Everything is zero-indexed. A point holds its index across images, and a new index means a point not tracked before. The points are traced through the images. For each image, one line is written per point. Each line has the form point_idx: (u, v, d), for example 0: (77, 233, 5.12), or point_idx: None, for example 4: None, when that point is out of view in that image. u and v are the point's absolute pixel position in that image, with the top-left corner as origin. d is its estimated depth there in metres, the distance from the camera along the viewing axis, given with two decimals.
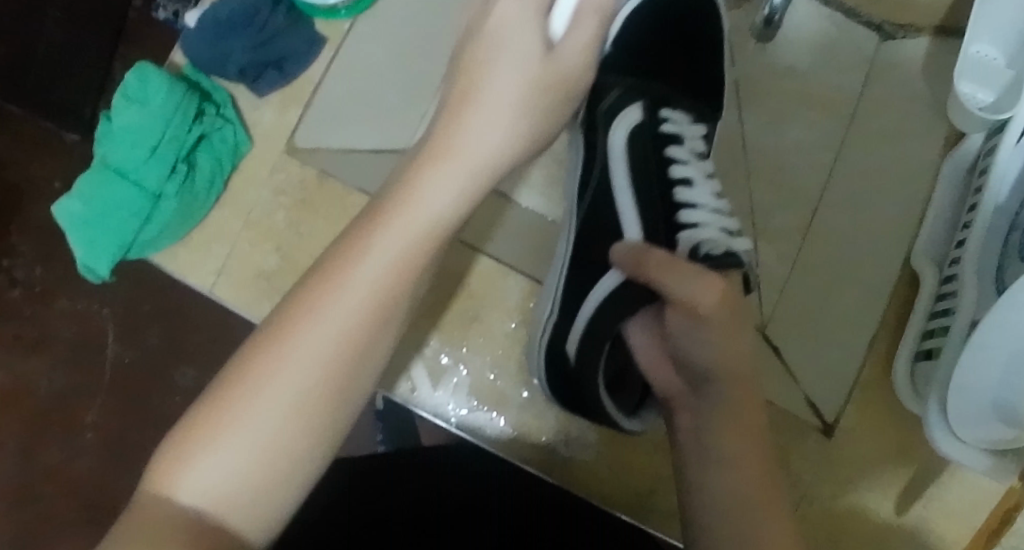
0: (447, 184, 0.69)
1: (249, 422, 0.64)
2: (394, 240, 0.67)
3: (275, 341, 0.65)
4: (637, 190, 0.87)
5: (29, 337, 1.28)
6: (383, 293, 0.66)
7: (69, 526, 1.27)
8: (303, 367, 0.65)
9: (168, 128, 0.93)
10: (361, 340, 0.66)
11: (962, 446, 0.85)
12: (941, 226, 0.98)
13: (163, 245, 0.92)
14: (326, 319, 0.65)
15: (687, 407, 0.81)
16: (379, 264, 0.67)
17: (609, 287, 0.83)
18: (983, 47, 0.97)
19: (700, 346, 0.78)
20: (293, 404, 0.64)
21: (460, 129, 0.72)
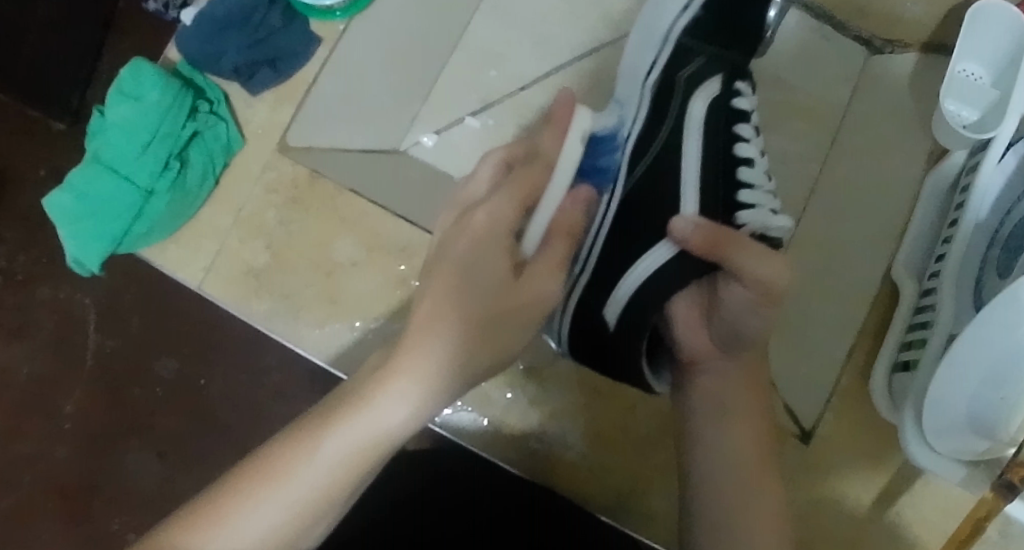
0: (482, 296, 0.71)
1: (273, 495, 0.69)
2: (432, 355, 0.69)
3: (311, 433, 0.69)
4: (705, 159, 0.89)
5: (14, 324, 1.29)
6: (421, 398, 0.70)
7: (47, 514, 1.27)
8: (335, 459, 0.69)
9: (162, 124, 0.93)
10: (392, 436, 0.69)
11: (929, 451, 0.88)
12: (923, 240, 1.00)
13: (154, 240, 0.93)
14: (363, 418, 0.69)
15: (711, 367, 0.86)
16: (418, 377, 0.69)
17: (660, 261, 0.83)
18: (969, 66, 1.00)
19: (753, 318, 0.81)
20: (318, 489, 0.69)
21: (502, 202, 0.73)
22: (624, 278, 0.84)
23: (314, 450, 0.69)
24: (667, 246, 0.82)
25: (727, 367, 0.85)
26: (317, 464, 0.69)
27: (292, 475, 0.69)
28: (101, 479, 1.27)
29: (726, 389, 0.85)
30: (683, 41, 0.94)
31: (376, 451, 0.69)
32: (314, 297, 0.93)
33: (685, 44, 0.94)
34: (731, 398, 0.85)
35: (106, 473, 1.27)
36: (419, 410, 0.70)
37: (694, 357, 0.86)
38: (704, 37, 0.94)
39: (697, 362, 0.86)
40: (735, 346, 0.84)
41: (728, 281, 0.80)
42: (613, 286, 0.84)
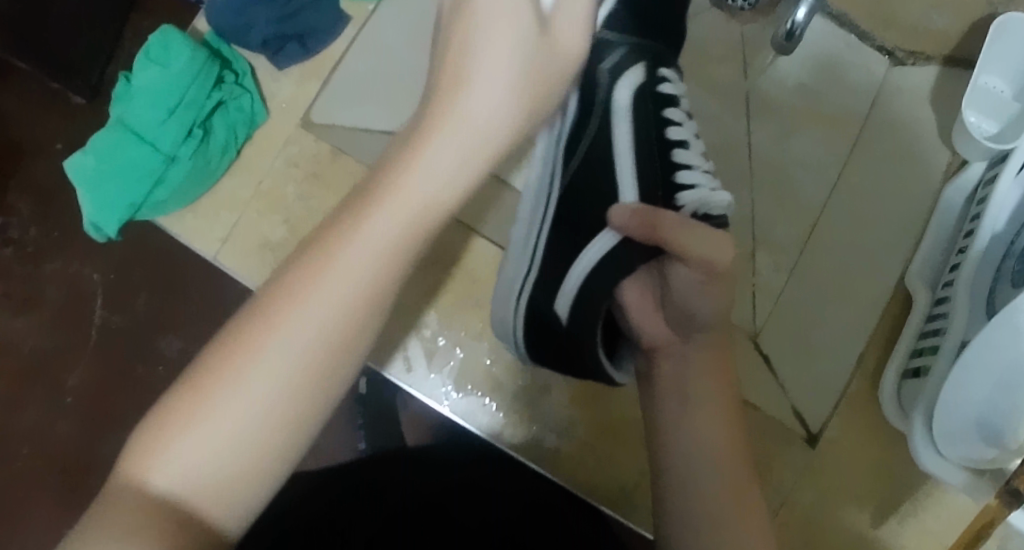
0: (438, 172, 0.65)
1: (233, 405, 0.62)
2: (428, 178, 0.65)
3: (260, 329, 0.62)
4: (638, 147, 0.87)
5: (20, 295, 1.28)
6: (392, 246, 0.64)
7: (42, 488, 1.26)
8: (285, 351, 0.62)
9: (188, 92, 0.94)
10: (337, 354, 0.63)
11: (940, 460, 0.88)
12: (936, 249, 1.00)
13: (171, 206, 0.93)
14: (313, 295, 0.63)
15: (672, 354, 0.84)
16: (372, 241, 0.64)
17: (605, 250, 0.82)
18: (990, 79, 1.01)
19: (703, 299, 0.80)
20: (270, 392, 0.62)
21: (449, 98, 0.66)
22: (573, 269, 0.84)
23: (268, 335, 0.62)
24: (611, 233, 0.82)
25: (691, 351, 0.84)
26: (273, 349, 0.62)
27: (246, 363, 0.62)
28: (100, 455, 1.26)
29: (690, 375, 0.83)
30: (603, 36, 0.89)
31: (331, 341, 0.63)
32: None
33: (606, 38, 0.90)
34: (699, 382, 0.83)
35: (105, 450, 1.26)
36: (396, 246, 0.64)
37: (656, 343, 0.85)
38: (625, 29, 0.91)
39: (659, 347, 0.85)
40: (692, 329, 0.83)
41: (673, 262, 0.80)
42: (562, 281, 0.84)
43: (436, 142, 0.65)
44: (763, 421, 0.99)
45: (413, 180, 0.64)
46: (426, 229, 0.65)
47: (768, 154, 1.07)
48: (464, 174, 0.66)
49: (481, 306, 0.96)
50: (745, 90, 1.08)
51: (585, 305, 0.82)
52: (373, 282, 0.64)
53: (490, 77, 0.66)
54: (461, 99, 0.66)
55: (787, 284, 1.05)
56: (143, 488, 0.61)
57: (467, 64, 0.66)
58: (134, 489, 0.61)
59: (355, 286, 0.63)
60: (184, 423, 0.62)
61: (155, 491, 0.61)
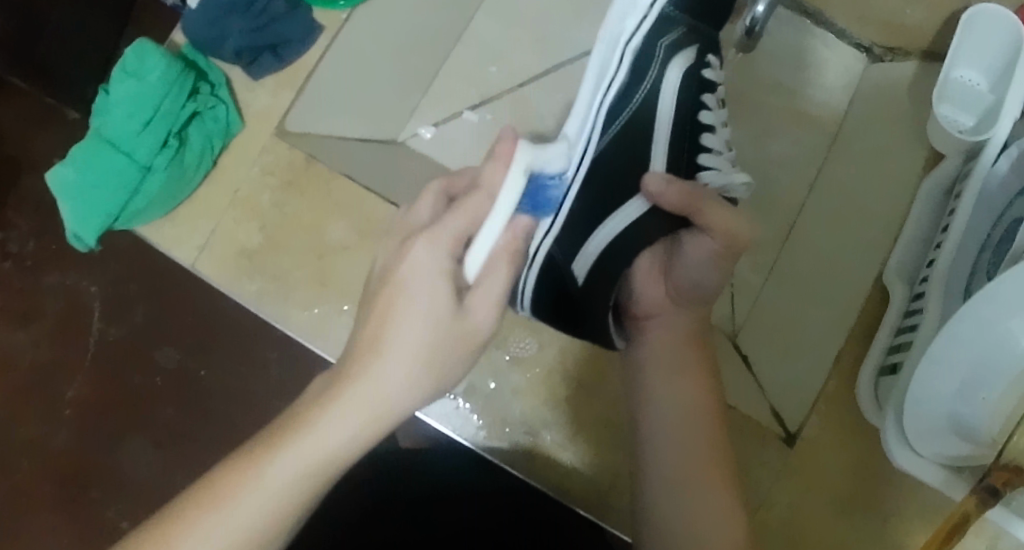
0: (448, 318, 0.69)
1: (244, 510, 0.67)
2: (410, 331, 0.68)
3: (266, 453, 0.68)
4: (676, 127, 0.87)
5: (19, 308, 1.31)
6: (384, 400, 0.68)
7: (43, 499, 1.28)
8: (272, 493, 0.67)
9: (164, 102, 0.95)
10: (334, 477, 0.68)
11: (916, 457, 0.87)
12: (913, 245, 1.00)
13: (148, 217, 0.95)
14: (320, 430, 0.67)
15: (660, 325, 0.87)
16: (378, 386, 0.68)
17: (631, 215, 0.83)
18: (967, 72, 1.02)
19: (710, 273, 0.83)
20: (282, 504, 0.68)
21: (424, 259, 0.69)
22: (599, 228, 0.84)
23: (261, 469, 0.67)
24: (639, 201, 0.83)
25: (677, 324, 0.87)
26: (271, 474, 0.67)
27: (243, 490, 0.67)
28: (98, 464, 1.28)
29: (666, 351, 0.86)
30: (666, 11, 0.88)
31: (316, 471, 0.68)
32: (304, 280, 0.94)
33: (668, 15, 0.89)
34: (668, 374, 0.85)
35: (104, 460, 1.28)
36: (392, 403, 0.68)
37: (648, 313, 0.87)
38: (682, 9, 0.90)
39: (651, 317, 0.87)
40: (693, 298, 0.86)
41: (693, 235, 0.82)
42: (583, 240, 0.84)
43: (418, 289, 0.68)
44: (740, 420, 0.99)
45: (415, 330, 0.68)
46: (431, 380, 0.69)
47: (744, 154, 1.10)
48: (460, 336, 0.69)
49: None
50: (720, 84, 1.10)
51: (611, 266, 0.84)
52: (359, 431, 0.68)
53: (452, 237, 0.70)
54: (438, 256, 0.69)
55: (766, 283, 1.07)
56: None
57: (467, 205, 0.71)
58: None
59: (359, 418, 0.68)
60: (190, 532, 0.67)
61: None
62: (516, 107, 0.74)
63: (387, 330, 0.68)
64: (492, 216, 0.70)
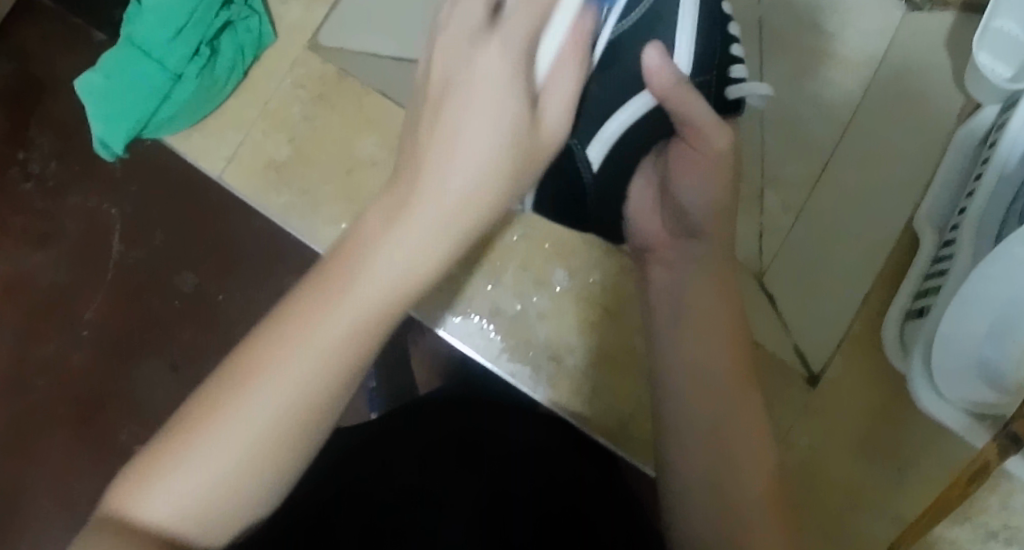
0: (433, 196, 0.65)
1: (244, 415, 0.62)
2: (414, 236, 0.64)
3: (272, 352, 0.63)
4: (701, 33, 0.82)
5: (40, 229, 1.32)
6: (396, 283, 0.64)
7: (58, 420, 1.29)
8: (255, 425, 0.62)
9: (196, 10, 0.92)
10: (340, 371, 0.63)
11: (940, 401, 0.87)
12: (947, 193, 0.99)
13: (178, 126, 0.94)
14: (331, 315, 0.63)
15: (663, 259, 0.84)
16: (381, 275, 0.64)
17: (642, 110, 0.81)
18: (1005, 22, 0.97)
19: (703, 183, 0.80)
20: (289, 402, 0.62)
21: (434, 161, 0.65)
22: (614, 116, 0.81)
23: (244, 405, 0.62)
24: (647, 98, 0.80)
25: (679, 258, 0.84)
26: (261, 403, 0.62)
27: (221, 424, 0.62)
28: (114, 386, 1.29)
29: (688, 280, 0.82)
30: None
31: (316, 395, 0.63)
32: (332, 195, 0.93)
33: None
34: (688, 295, 0.81)
35: (121, 382, 1.29)
36: (401, 292, 0.64)
37: (647, 245, 0.86)
38: None
39: (652, 249, 0.85)
40: (686, 230, 0.83)
41: (680, 157, 0.80)
42: (600, 124, 0.82)
43: (437, 178, 0.65)
44: (767, 359, 0.99)
45: (421, 212, 0.64)
46: (429, 264, 0.65)
47: (778, 90, 1.08)
48: (453, 226, 0.65)
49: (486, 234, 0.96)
50: (758, 17, 1.08)
51: (621, 152, 0.84)
52: (351, 347, 0.63)
53: (499, 85, 0.66)
54: (449, 156, 0.65)
55: (795, 223, 1.05)
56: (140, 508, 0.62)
57: (466, 115, 0.66)
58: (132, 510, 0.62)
59: (370, 301, 0.64)
60: (180, 464, 0.62)
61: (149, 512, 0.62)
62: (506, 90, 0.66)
63: (376, 247, 0.64)
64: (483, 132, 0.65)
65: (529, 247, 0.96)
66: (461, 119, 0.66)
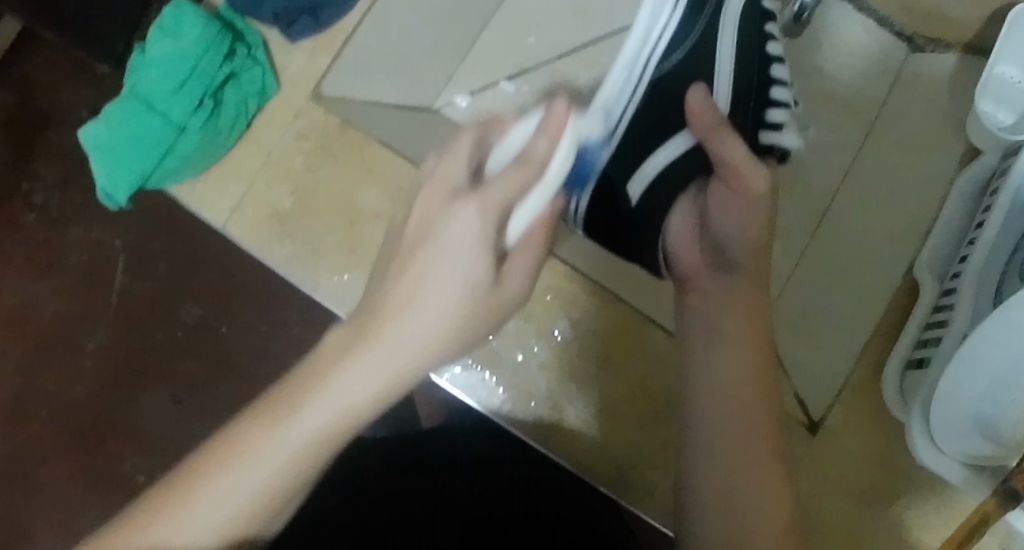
0: (449, 271, 0.66)
1: (243, 474, 0.68)
2: (407, 331, 0.67)
3: (296, 399, 0.68)
4: (739, 65, 0.90)
5: (43, 260, 1.34)
6: (409, 355, 0.67)
7: (61, 449, 1.32)
8: (242, 490, 0.68)
9: (199, 62, 0.96)
10: (343, 432, 0.68)
11: (939, 455, 0.87)
12: (947, 240, 0.99)
13: (183, 176, 0.95)
14: (346, 378, 0.67)
15: (701, 286, 0.86)
16: (369, 373, 0.67)
17: (677, 151, 0.85)
18: (1007, 68, 0.98)
19: (740, 223, 0.81)
20: (291, 457, 0.68)
21: (430, 258, 0.67)
22: (647, 158, 0.85)
23: (231, 472, 0.68)
24: (688, 136, 0.84)
25: (717, 288, 0.85)
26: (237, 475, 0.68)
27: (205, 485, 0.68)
28: (117, 416, 1.32)
29: (725, 311, 0.84)
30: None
31: (284, 482, 0.69)
32: (334, 244, 0.93)
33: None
34: (725, 322, 0.84)
35: (124, 413, 1.32)
36: (410, 366, 0.67)
37: (689, 275, 0.87)
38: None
39: (693, 279, 0.86)
40: (725, 263, 0.84)
41: (717, 192, 0.81)
42: (640, 162, 0.85)
43: (423, 290, 0.67)
44: None
45: (432, 292, 0.66)
46: (440, 348, 0.67)
47: None
48: (464, 308, 0.67)
49: None
50: None
51: (661, 189, 0.86)
52: (325, 443, 0.68)
53: (465, 248, 0.66)
54: (448, 246, 0.66)
55: (796, 268, 1.05)
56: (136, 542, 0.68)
57: (444, 251, 0.67)
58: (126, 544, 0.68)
59: (384, 371, 0.67)
60: (165, 513, 0.68)
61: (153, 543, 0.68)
62: (486, 142, 0.71)
63: (383, 327, 0.67)
64: (492, 205, 0.67)
65: (530, 298, 0.96)
66: (466, 212, 0.67)
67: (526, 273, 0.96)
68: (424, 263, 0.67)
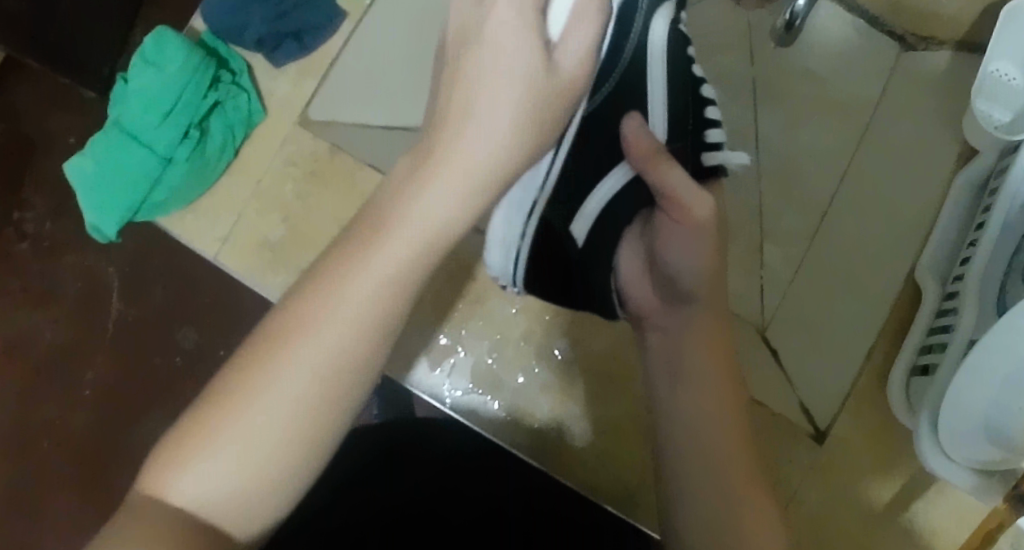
0: (467, 145, 0.68)
1: (275, 383, 0.65)
2: (424, 221, 0.67)
3: (315, 303, 0.66)
4: (672, 88, 0.82)
5: (38, 290, 1.33)
6: (429, 229, 0.67)
7: (63, 480, 1.31)
8: (276, 401, 0.65)
9: (183, 93, 0.95)
10: (380, 322, 0.67)
11: (946, 459, 0.86)
12: (948, 243, 0.97)
13: (169, 209, 0.94)
14: (372, 258, 0.67)
15: (658, 325, 0.83)
16: (372, 278, 0.67)
17: (616, 187, 0.80)
18: (1002, 65, 0.97)
19: (691, 247, 0.77)
20: (325, 366, 0.66)
21: (460, 131, 0.68)
22: (590, 195, 0.81)
23: (261, 385, 0.65)
24: (624, 169, 0.80)
25: (675, 325, 0.81)
26: (263, 410, 0.65)
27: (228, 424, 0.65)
28: (118, 444, 1.31)
29: (683, 347, 0.80)
30: None
31: (320, 398, 0.66)
32: None
33: None
34: (689, 353, 0.80)
35: (125, 441, 1.30)
36: (433, 237, 0.67)
37: (643, 312, 0.84)
38: None
39: (648, 317, 0.84)
40: (676, 298, 0.81)
41: (661, 218, 0.78)
42: (580, 203, 0.81)
43: (452, 146, 0.68)
44: (772, 419, 0.97)
45: (463, 143, 0.68)
46: (456, 226, 0.68)
47: (773, 141, 1.07)
48: (493, 157, 0.68)
49: (484, 304, 0.96)
50: (752, 76, 1.07)
51: (603, 230, 0.82)
52: (350, 361, 0.66)
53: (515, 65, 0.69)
54: (473, 122, 0.68)
55: (796, 276, 1.04)
56: (162, 506, 0.65)
57: (478, 82, 0.69)
58: (156, 501, 0.65)
59: (409, 248, 0.67)
60: (194, 452, 0.65)
61: (173, 507, 0.65)
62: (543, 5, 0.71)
63: (398, 223, 0.67)
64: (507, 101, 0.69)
65: (527, 319, 0.95)
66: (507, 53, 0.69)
67: (524, 293, 0.95)
68: (442, 154, 0.68)
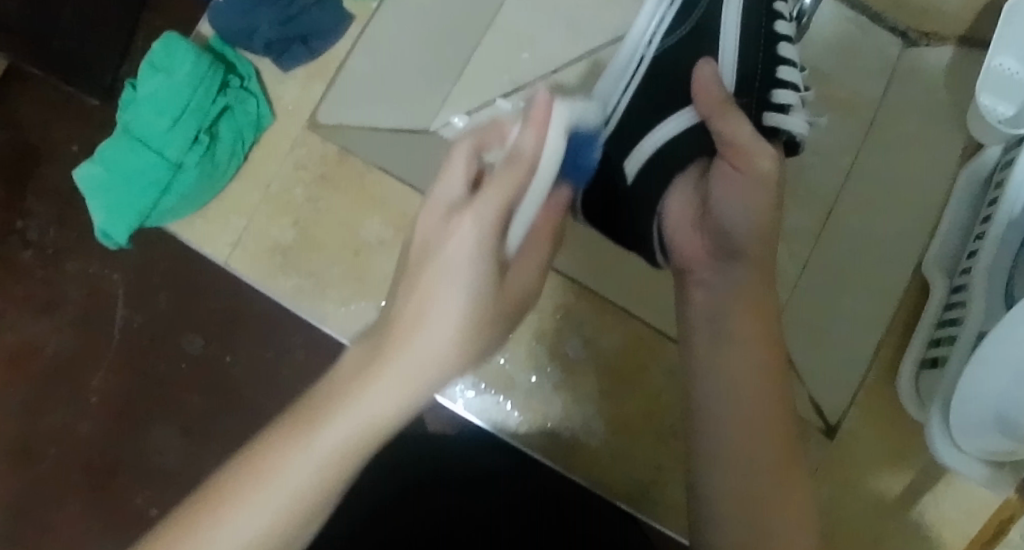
0: (459, 229, 0.64)
1: (255, 502, 0.65)
2: (400, 380, 0.63)
3: (302, 427, 0.64)
4: (743, 40, 0.90)
5: (42, 298, 1.33)
6: (421, 367, 0.63)
7: (71, 489, 1.31)
8: (256, 518, 0.64)
9: (192, 98, 0.96)
10: (353, 460, 0.65)
11: (957, 452, 0.86)
12: (954, 237, 0.98)
13: (180, 214, 0.95)
14: (357, 405, 0.63)
15: (700, 282, 0.83)
16: (361, 418, 0.64)
17: (679, 127, 0.87)
18: (1005, 60, 0.97)
19: (743, 200, 0.80)
20: (304, 488, 0.64)
21: (440, 265, 0.63)
22: (652, 132, 0.88)
23: (241, 505, 0.65)
24: (690, 114, 0.87)
25: (720, 282, 0.82)
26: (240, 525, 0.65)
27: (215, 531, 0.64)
28: (127, 451, 1.31)
29: (728, 310, 0.81)
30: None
31: (294, 515, 0.65)
32: (340, 272, 0.93)
33: None
34: (728, 316, 0.81)
35: (133, 447, 1.31)
36: (410, 390, 0.64)
37: (687, 267, 0.85)
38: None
39: (692, 272, 0.84)
40: (727, 252, 0.82)
41: (716, 171, 0.82)
42: (639, 138, 0.88)
43: (435, 285, 0.63)
44: None
45: (434, 299, 0.63)
46: (427, 382, 0.64)
47: None
48: (476, 307, 0.64)
49: None
50: None
51: (656, 169, 0.87)
52: (325, 485, 0.65)
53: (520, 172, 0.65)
54: (465, 215, 0.64)
55: (803, 272, 1.04)
56: None
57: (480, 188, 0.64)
58: None
59: (390, 398, 0.63)
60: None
61: None
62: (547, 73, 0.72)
63: (379, 368, 0.63)
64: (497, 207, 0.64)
65: (540, 319, 0.96)
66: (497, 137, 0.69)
67: (535, 293, 0.96)
68: (421, 296, 0.63)
